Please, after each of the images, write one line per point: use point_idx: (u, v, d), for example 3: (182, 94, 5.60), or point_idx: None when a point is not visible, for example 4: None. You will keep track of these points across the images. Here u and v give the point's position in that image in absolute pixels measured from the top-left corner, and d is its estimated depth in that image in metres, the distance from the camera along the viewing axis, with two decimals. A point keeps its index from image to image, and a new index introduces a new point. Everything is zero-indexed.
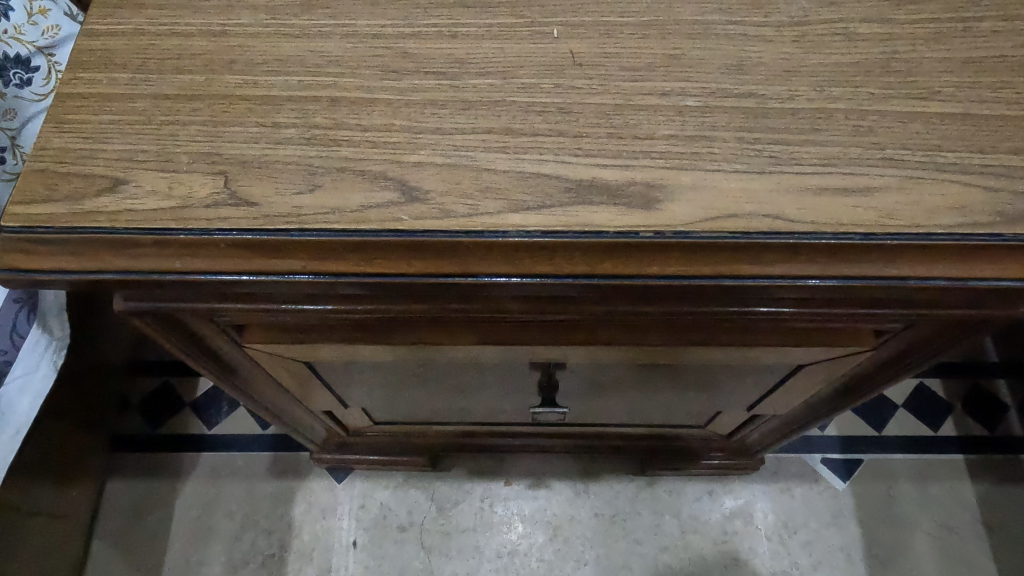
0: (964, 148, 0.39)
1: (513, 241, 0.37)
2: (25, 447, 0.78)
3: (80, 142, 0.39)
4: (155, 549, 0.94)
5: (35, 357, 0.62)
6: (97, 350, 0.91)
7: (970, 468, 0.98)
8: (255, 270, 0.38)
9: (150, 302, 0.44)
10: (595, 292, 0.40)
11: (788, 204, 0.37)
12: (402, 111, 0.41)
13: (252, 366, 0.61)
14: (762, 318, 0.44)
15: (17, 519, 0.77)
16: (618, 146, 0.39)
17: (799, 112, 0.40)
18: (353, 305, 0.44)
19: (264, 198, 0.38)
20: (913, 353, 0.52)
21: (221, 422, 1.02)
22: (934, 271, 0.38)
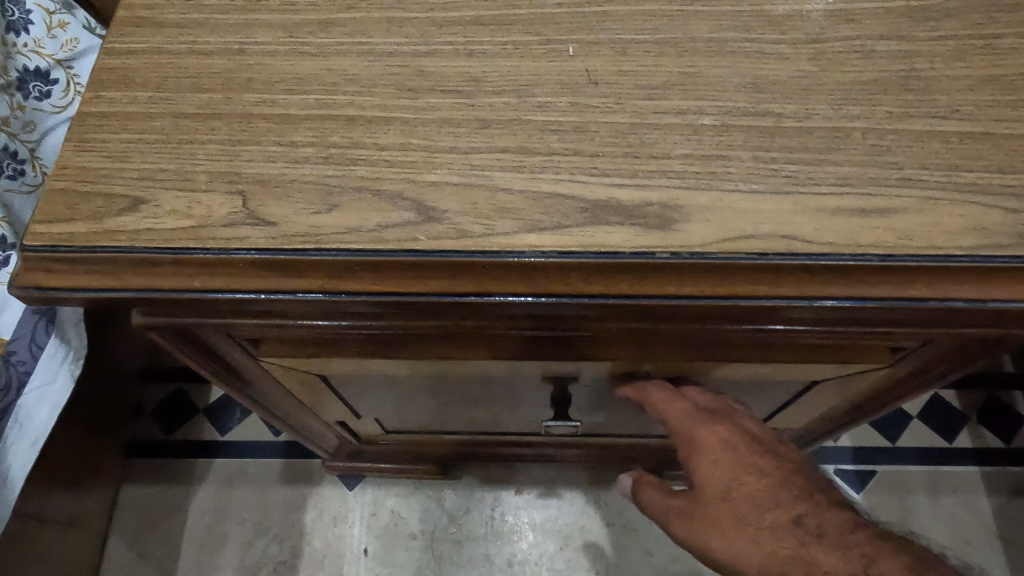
0: (984, 168, 0.39)
1: (529, 261, 0.37)
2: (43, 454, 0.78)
3: (101, 161, 0.40)
4: (169, 554, 0.94)
5: (53, 368, 0.63)
6: (111, 357, 0.91)
7: (987, 482, 0.97)
8: (272, 290, 0.38)
9: (168, 317, 0.45)
10: (610, 311, 0.40)
11: (805, 224, 0.37)
12: (419, 130, 0.41)
13: (265, 378, 0.61)
14: (776, 335, 0.44)
15: (34, 525, 0.78)
16: (634, 166, 0.39)
17: (816, 130, 0.40)
18: (369, 321, 0.44)
19: (282, 217, 0.38)
20: (932, 368, 0.52)
21: (234, 429, 1.03)
22: (953, 293, 0.37)
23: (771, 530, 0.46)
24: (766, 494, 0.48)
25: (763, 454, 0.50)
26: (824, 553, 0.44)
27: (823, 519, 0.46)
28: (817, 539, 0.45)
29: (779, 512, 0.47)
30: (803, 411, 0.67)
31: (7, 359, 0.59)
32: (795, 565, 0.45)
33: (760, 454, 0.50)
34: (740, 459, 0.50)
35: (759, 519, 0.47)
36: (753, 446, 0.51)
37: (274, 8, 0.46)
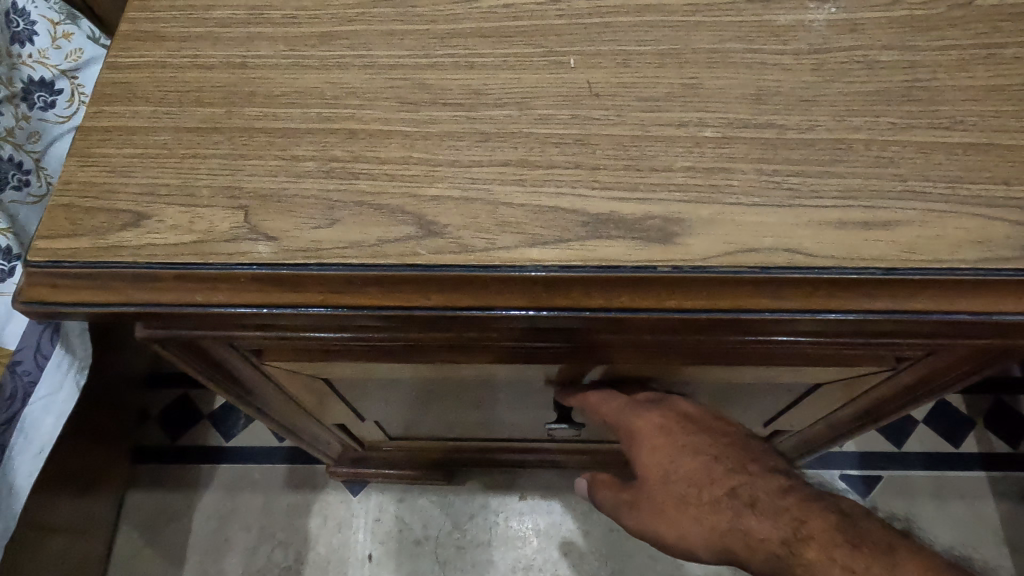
0: (988, 180, 0.38)
1: (531, 275, 0.37)
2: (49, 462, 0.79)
3: (104, 177, 0.40)
4: (174, 560, 0.95)
5: (58, 377, 0.63)
6: (116, 364, 0.92)
7: (994, 487, 0.97)
8: (274, 304, 0.39)
9: (171, 329, 0.45)
10: (612, 324, 0.40)
11: (807, 237, 0.37)
12: (420, 143, 0.41)
13: (270, 387, 0.61)
14: (779, 346, 0.44)
15: (40, 532, 0.79)
16: (635, 178, 0.39)
17: (818, 142, 0.40)
18: (370, 334, 0.44)
19: (283, 232, 0.38)
20: (936, 377, 0.52)
21: (239, 434, 1.03)
22: (957, 306, 0.37)
23: (708, 505, 0.48)
24: (701, 471, 0.49)
25: (698, 434, 0.51)
26: (757, 522, 0.46)
27: (758, 488, 0.47)
28: (751, 509, 0.46)
29: (715, 487, 0.48)
30: (805, 416, 0.67)
31: (12, 368, 0.59)
32: (732, 535, 0.47)
33: (693, 434, 0.51)
34: (675, 443, 0.51)
35: (697, 498, 0.49)
36: (688, 427, 0.52)
37: (276, 20, 0.46)
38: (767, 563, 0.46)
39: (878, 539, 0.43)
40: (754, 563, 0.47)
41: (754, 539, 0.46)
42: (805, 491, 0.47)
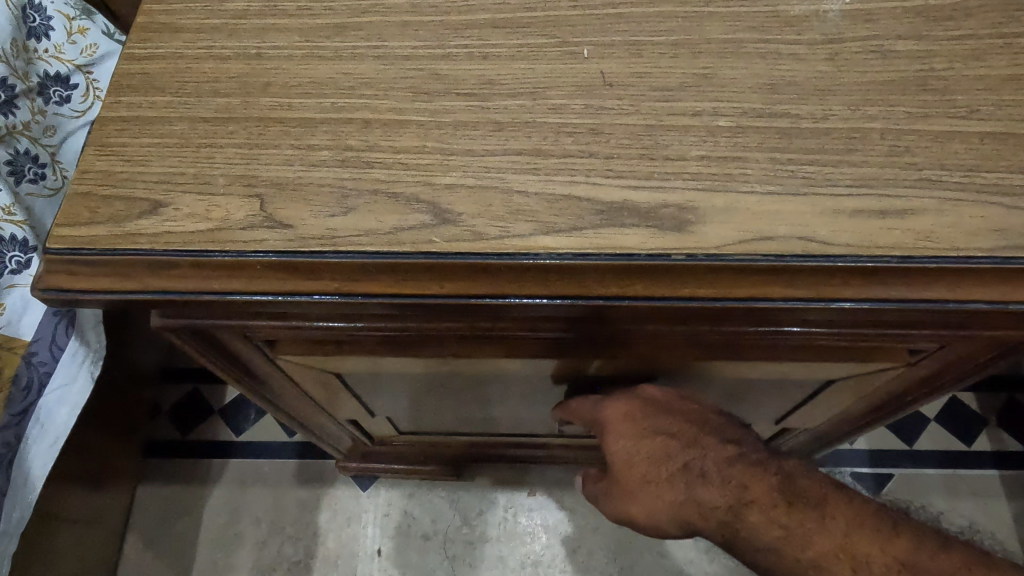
0: (1005, 168, 0.38)
1: (544, 263, 0.37)
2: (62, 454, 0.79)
3: (121, 165, 0.40)
4: (185, 553, 0.95)
5: (73, 369, 0.63)
6: (129, 358, 0.92)
7: (1007, 486, 0.96)
8: (289, 291, 0.39)
9: (184, 317, 0.46)
10: (624, 312, 0.40)
11: (822, 226, 0.37)
12: (434, 133, 0.41)
13: (282, 379, 0.61)
14: (790, 336, 0.44)
15: (54, 524, 0.79)
16: (649, 167, 0.39)
17: (833, 131, 0.40)
18: (381, 323, 0.45)
19: (299, 220, 0.38)
20: (949, 370, 0.51)
21: (249, 429, 1.04)
22: (974, 296, 0.37)
23: (665, 481, 0.52)
24: (660, 450, 0.52)
25: (659, 416, 0.53)
26: (706, 493, 0.49)
27: (707, 460, 0.50)
28: (701, 480, 0.50)
29: (671, 463, 0.52)
30: (820, 413, 0.66)
31: (29, 359, 0.59)
32: (687, 506, 0.51)
33: (654, 416, 0.53)
34: (636, 427, 0.54)
35: (655, 475, 0.52)
36: (649, 410, 0.54)
37: (290, 12, 0.46)
38: (718, 529, 0.49)
39: (809, 494, 0.47)
40: (709, 529, 0.51)
41: (704, 507, 0.50)
42: (754, 455, 0.50)
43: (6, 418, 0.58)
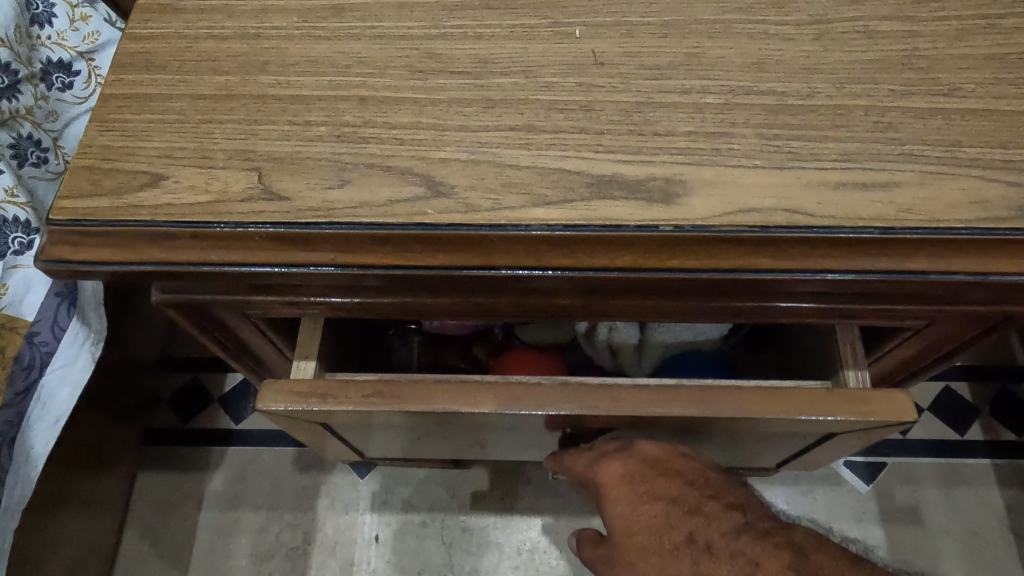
0: (985, 143, 0.39)
1: (535, 234, 0.38)
2: (63, 439, 0.80)
3: (122, 140, 0.41)
4: (184, 539, 0.96)
5: (74, 349, 0.64)
6: (129, 346, 0.93)
7: (999, 475, 0.97)
8: (287, 262, 0.40)
9: (184, 294, 0.47)
10: (613, 285, 0.41)
11: (807, 198, 0.38)
12: (429, 109, 0.42)
13: (279, 361, 0.62)
14: (776, 310, 0.46)
15: (55, 507, 0.80)
16: (639, 142, 0.40)
17: (818, 108, 0.41)
18: (378, 297, 0.46)
19: (296, 192, 0.39)
20: (936, 349, 0.53)
21: (248, 418, 1.04)
22: (954, 267, 0.38)
23: (667, 555, 0.45)
24: (661, 518, 0.47)
25: (659, 479, 0.49)
26: (714, 569, 0.43)
27: (712, 531, 0.45)
28: (706, 554, 0.44)
29: (673, 534, 0.46)
30: (824, 455, 0.65)
31: (31, 339, 0.60)
32: None
33: (654, 479, 0.49)
34: (635, 491, 0.49)
35: (656, 548, 0.46)
36: (648, 472, 0.50)
37: None
38: None
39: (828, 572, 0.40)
40: None
41: None
42: (764, 529, 0.45)
43: (8, 397, 0.59)
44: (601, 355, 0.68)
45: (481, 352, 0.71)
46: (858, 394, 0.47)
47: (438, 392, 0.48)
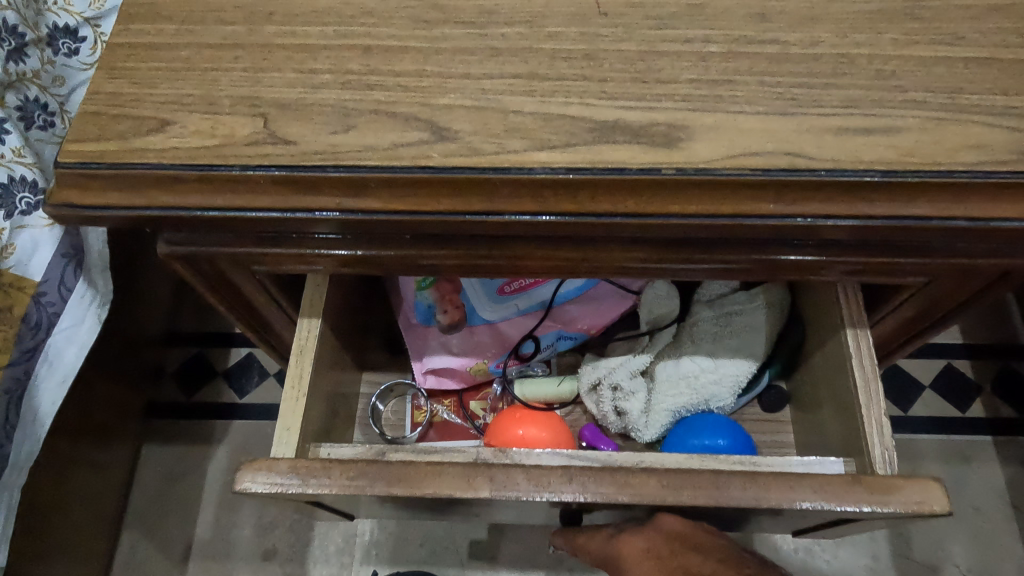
0: (987, 90, 0.39)
1: (538, 177, 0.38)
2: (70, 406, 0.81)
3: (128, 87, 0.42)
4: (188, 510, 0.97)
5: (81, 310, 0.65)
6: (133, 318, 0.94)
7: (999, 451, 0.97)
8: (293, 208, 0.40)
9: (190, 246, 0.48)
10: (614, 232, 0.41)
11: (808, 142, 0.38)
12: (433, 57, 0.42)
13: (282, 323, 0.63)
14: (776, 263, 0.46)
15: (61, 473, 0.81)
16: (642, 90, 0.40)
17: (820, 57, 0.41)
18: (383, 249, 0.47)
19: (301, 137, 0.40)
20: (939, 308, 0.54)
21: (252, 392, 1.05)
22: (955, 211, 0.38)
23: None
24: None
25: (688, 555, 0.51)
26: None
27: None
28: None
29: None
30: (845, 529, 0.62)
31: (38, 298, 0.61)
32: None
33: (683, 555, 0.51)
34: (665, 566, 0.51)
35: None
36: (676, 547, 0.52)
37: None
38: None
39: None
40: None
41: None
42: None
43: (15, 355, 0.60)
44: (610, 419, 0.71)
45: (479, 409, 0.76)
46: (882, 482, 0.45)
47: (435, 476, 0.46)
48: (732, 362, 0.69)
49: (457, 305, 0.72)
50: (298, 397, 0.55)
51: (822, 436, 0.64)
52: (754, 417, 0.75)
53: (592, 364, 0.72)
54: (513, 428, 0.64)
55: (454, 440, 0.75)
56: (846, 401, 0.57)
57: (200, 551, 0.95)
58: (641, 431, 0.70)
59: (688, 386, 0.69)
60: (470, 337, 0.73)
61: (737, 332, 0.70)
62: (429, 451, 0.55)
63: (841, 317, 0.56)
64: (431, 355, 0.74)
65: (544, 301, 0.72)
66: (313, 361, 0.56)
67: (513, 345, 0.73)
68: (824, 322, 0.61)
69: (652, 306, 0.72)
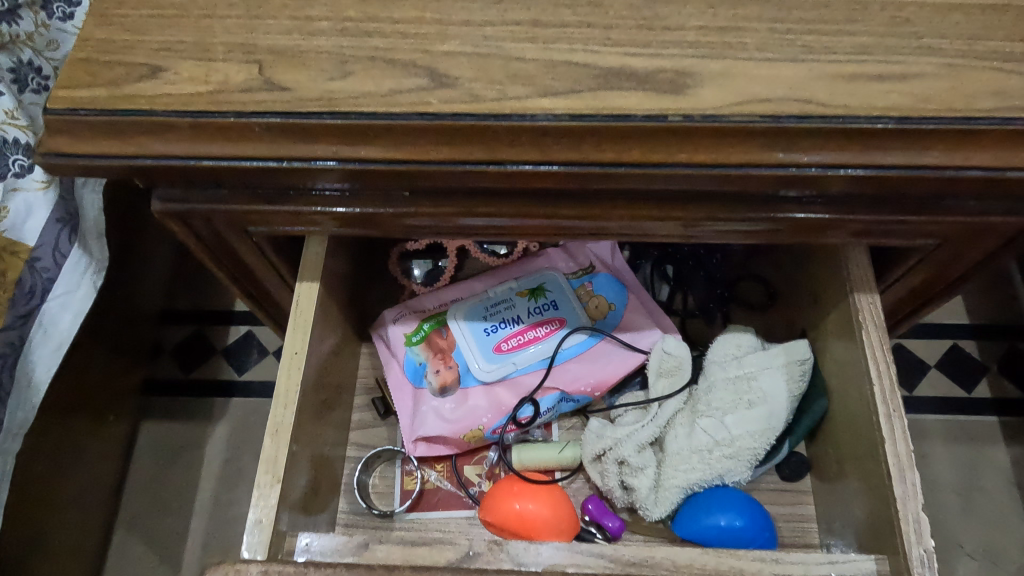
0: (1004, 37, 0.38)
1: (541, 124, 0.37)
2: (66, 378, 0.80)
3: (119, 34, 0.40)
4: (187, 486, 0.97)
5: (76, 277, 0.64)
6: (130, 292, 0.93)
7: (1005, 432, 0.96)
8: (290, 157, 0.39)
9: (184, 204, 0.47)
10: (617, 184, 0.40)
11: (820, 89, 0.37)
12: (433, 5, 0.41)
13: (280, 289, 0.62)
14: (783, 220, 0.45)
15: (58, 446, 0.80)
16: (648, 37, 0.39)
17: (832, 4, 0.40)
18: (381, 206, 0.46)
19: (297, 83, 0.39)
20: (948, 270, 0.53)
21: (252, 369, 1.04)
22: (971, 161, 0.37)
23: None
24: None
25: None
26: None
27: None
28: None
29: None
30: None
31: (32, 263, 0.60)
32: None
33: None
34: None
35: None
36: None
37: None
38: None
39: None
40: None
41: None
42: None
43: (8, 319, 0.59)
44: (615, 494, 0.64)
45: (473, 475, 0.68)
46: None
47: None
48: (750, 435, 0.61)
49: (450, 363, 0.68)
50: (272, 482, 0.49)
51: (847, 510, 0.58)
52: (771, 488, 0.66)
53: (596, 432, 0.65)
54: (510, 502, 0.59)
55: (448, 511, 0.67)
56: (876, 485, 0.51)
57: (199, 527, 0.94)
58: (650, 509, 0.62)
59: (701, 460, 0.62)
60: (463, 402, 0.67)
61: (755, 400, 0.62)
62: (414, 543, 0.48)
63: (850, 282, 0.54)
64: (420, 422, 0.67)
65: (544, 359, 0.68)
66: (290, 442, 0.51)
67: (510, 410, 0.66)
68: (848, 390, 0.57)
69: (660, 364, 0.67)
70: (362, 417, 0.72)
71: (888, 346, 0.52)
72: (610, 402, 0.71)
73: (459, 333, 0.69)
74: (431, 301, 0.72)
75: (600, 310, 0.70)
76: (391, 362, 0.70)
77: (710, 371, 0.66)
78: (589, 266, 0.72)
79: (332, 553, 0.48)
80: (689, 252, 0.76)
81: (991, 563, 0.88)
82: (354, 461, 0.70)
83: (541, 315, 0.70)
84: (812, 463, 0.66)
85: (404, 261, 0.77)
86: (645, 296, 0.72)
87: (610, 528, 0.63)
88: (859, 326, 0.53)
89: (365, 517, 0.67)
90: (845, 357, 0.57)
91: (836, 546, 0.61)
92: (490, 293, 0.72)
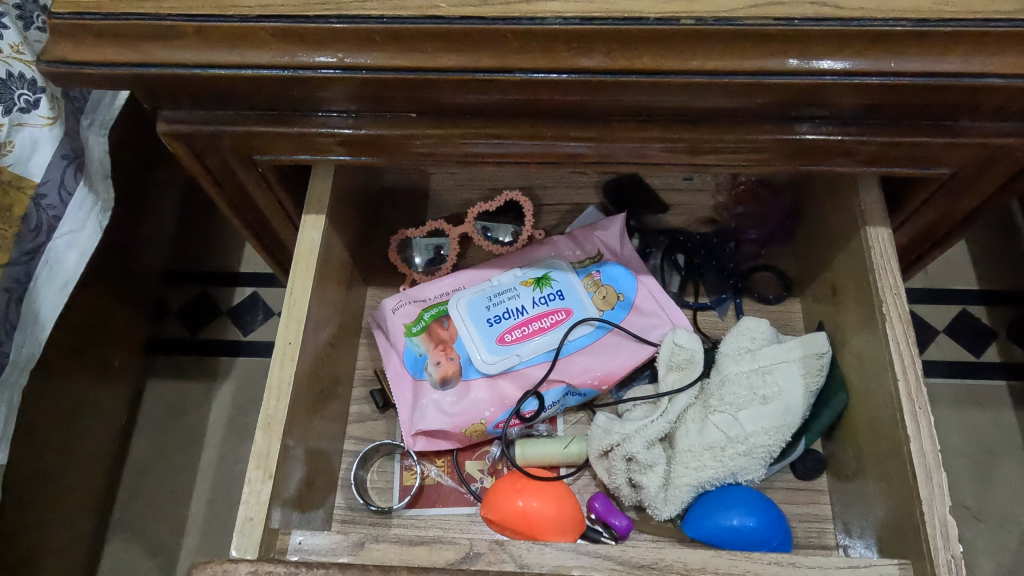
0: None
1: (552, 28, 0.37)
2: (90, 329, 0.80)
3: None
4: (191, 446, 0.96)
5: (81, 215, 0.63)
6: (144, 248, 0.92)
7: (1014, 397, 0.93)
8: (296, 65, 0.39)
9: (189, 126, 0.46)
10: (628, 97, 0.40)
11: None
12: None
13: (284, 226, 0.61)
14: (796, 144, 0.44)
15: (78, 398, 0.80)
16: None
17: None
18: (387, 127, 0.45)
19: None
20: (964, 207, 0.52)
21: (255, 329, 1.03)
22: (990, 68, 0.37)
23: None
24: None
25: None
26: None
27: None
28: None
29: None
30: None
31: (37, 201, 0.60)
32: None
33: None
34: None
35: None
36: None
37: None
38: None
39: None
40: None
41: None
42: None
43: (15, 255, 0.59)
44: (623, 492, 0.62)
45: (475, 471, 0.67)
46: None
47: None
48: (764, 432, 0.60)
49: (452, 355, 0.66)
50: (263, 478, 0.48)
51: (866, 509, 0.57)
52: (786, 486, 0.65)
53: (603, 427, 0.63)
54: (513, 498, 0.58)
55: (448, 507, 0.65)
56: (900, 486, 0.51)
57: (204, 486, 0.93)
58: (659, 508, 0.61)
59: (713, 458, 0.60)
60: (465, 394, 0.65)
61: (770, 395, 0.61)
62: (414, 542, 0.47)
63: (860, 218, 0.55)
64: (420, 415, 0.65)
65: (549, 351, 0.66)
66: (282, 437, 0.50)
67: (515, 403, 0.64)
68: (870, 385, 0.56)
69: (670, 358, 0.66)
70: (360, 410, 0.70)
71: (913, 341, 0.52)
72: (617, 396, 0.69)
73: (461, 324, 0.67)
74: (432, 290, 0.70)
75: (608, 301, 0.68)
76: (391, 353, 0.68)
77: (723, 365, 0.64)
78: (597, 255, 0.71)
79: (328, 552, 0.48)
80: (701, 240, 0.76)
81: (999, 526, 0.86)
82: (351, 456, 0.68)
83: (547, 305, 0.67)
84: (829, 461, 0.65)
85: (403, 250, 0.76)
86: (656, 286, 0.70)
87: (617, 525, 0.61)
88: (883, 319, 0.53)
89: (362, 514, 0.65)
90: (867, 351, 0.56)
91: (855, 547, 0.59)
92: (493, 282, 0.69)
